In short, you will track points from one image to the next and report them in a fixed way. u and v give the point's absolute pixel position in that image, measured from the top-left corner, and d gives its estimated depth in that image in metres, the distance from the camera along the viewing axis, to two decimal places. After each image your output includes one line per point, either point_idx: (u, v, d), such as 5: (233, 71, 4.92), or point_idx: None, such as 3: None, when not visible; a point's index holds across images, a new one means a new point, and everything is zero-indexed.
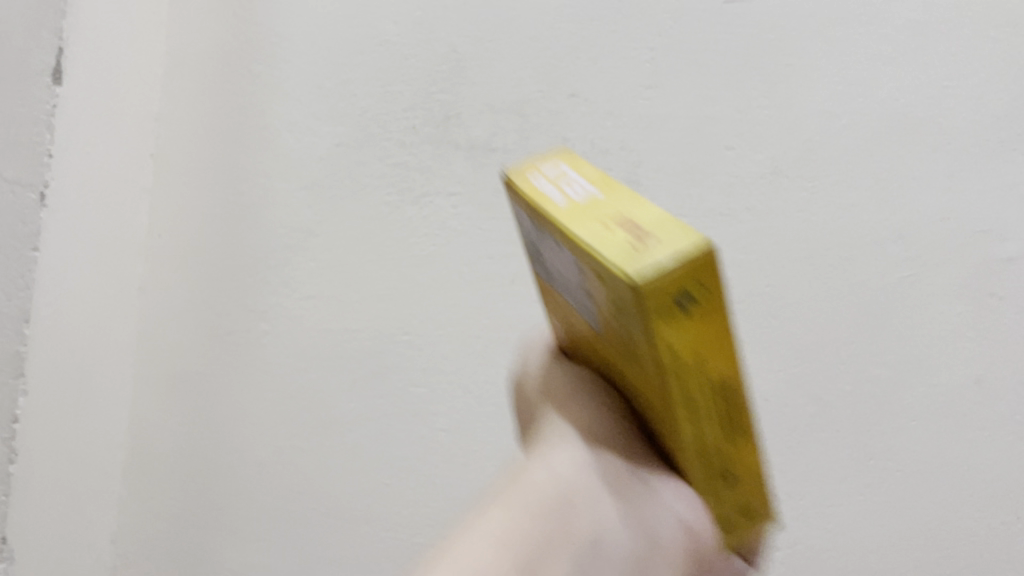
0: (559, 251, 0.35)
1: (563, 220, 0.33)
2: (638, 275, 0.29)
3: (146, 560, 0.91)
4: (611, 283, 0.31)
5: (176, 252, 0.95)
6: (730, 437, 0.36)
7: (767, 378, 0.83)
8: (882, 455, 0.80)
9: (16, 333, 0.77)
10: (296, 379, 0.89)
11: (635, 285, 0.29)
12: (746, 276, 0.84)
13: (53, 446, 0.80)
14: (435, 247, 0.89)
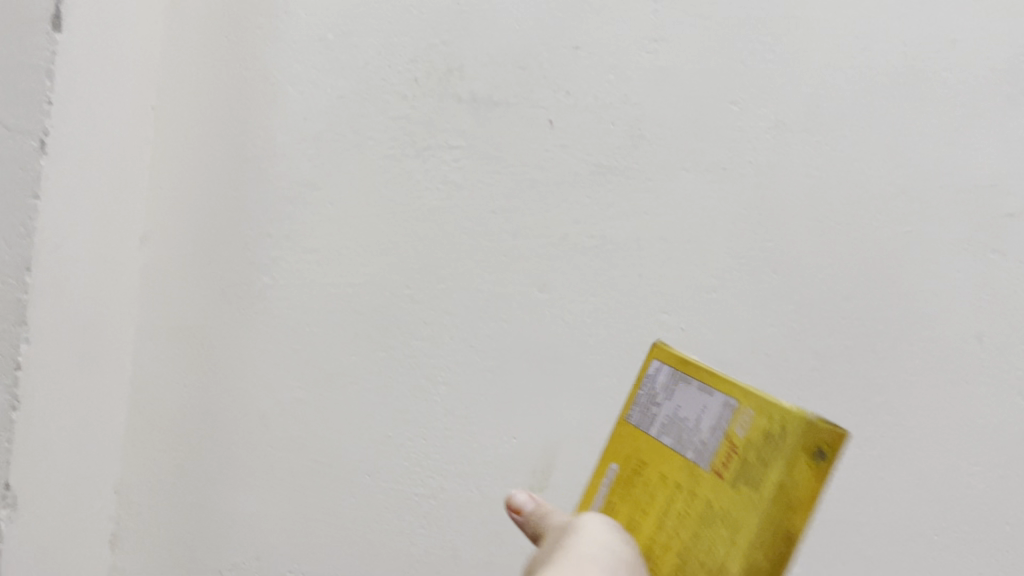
0: (715, 392, 0.46)
1: (738, 391, 0.45)
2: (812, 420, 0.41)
3: (151, 509, 0.92)
4: (773, 429, 0.42)
5: (178, 207, 0.94)
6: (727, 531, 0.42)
7: (768, 332, 0.83)
8: (883, 409, 0.81)
9: (18, 281, 0.76)
10: (298, 331, 0.90)
11: (810, 424, 0.41)
12: (748, 230, 0.84)
13: (57, 397, 0.81)
14: (436, 202, 0.89)
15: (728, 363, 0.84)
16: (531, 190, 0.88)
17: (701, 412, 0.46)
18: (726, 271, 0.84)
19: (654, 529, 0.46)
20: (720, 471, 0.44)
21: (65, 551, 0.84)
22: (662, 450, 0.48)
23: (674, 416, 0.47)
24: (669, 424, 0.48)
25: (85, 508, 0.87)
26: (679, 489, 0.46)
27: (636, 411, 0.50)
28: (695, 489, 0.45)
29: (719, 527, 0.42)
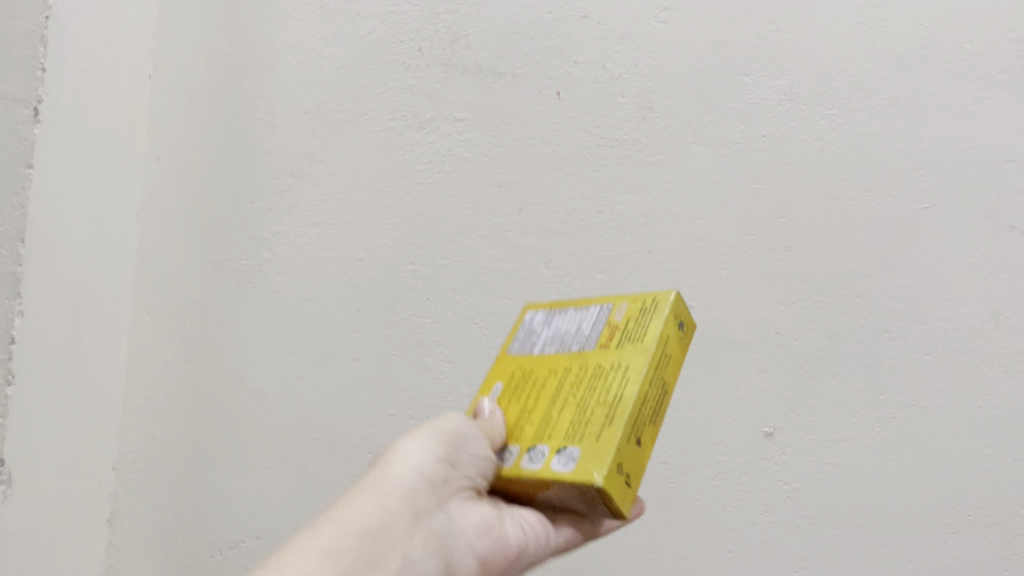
0: (591, 308, 0.54)
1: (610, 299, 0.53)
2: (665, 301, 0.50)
3: (145, 488, 0.90)
4: (636, 313, 0.51)
5: (175, 178, 0.93)
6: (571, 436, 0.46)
7: (779, 311, 0.81)
8: (895, 389, 0.79)
9: (10, 253, 0.74)
10: (297, 307, 0.88)
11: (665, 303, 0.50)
12: (760, 206, 0.82)
13: (53, 369, 0.79)
14: (439, 174, 0.87)
15: (739, 341, 0.82)
16: (537, 163, 0.86)
17: (578, 323, 0.54)
18: (737, 247, 0.82)
19: (540, 419, 0.49)
20: (606, 344, 0.50)
21: (61, 528, 0.82)
22: (552, 357, 0.52)
23: (554, 335, 0.54)
24: (555, 342, 0.53)
25: (78, 486, 0.85)
26: (565, 379, 0.50)
27: (519, 346, 0.56)
28: (580, 373, 0.50)
29: (599, 400, 0.47)
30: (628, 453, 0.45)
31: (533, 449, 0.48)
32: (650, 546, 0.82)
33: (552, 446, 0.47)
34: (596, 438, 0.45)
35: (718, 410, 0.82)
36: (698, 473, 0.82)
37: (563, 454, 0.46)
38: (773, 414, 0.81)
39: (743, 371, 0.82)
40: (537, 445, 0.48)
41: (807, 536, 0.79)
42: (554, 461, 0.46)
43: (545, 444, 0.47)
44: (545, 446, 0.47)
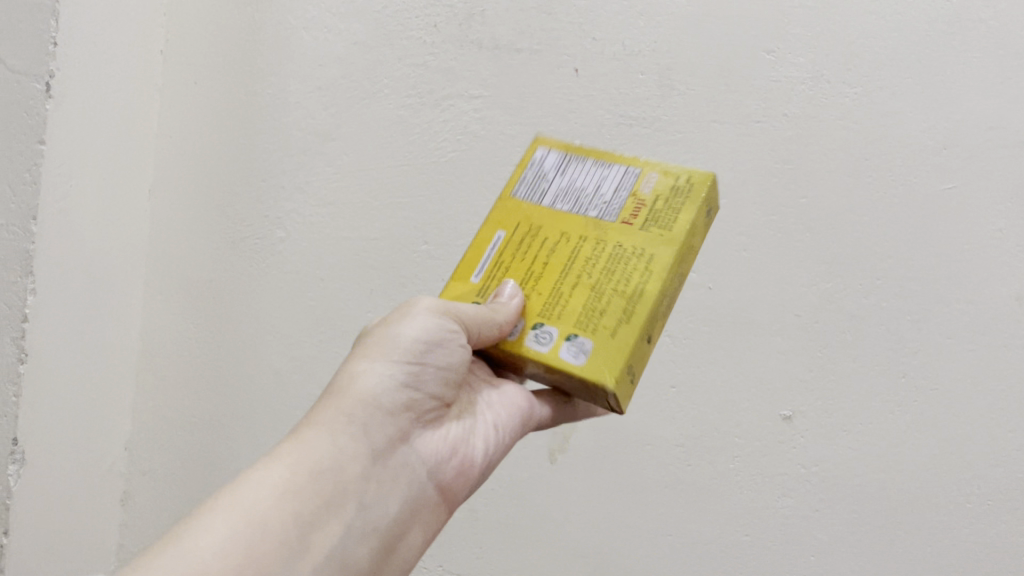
0: (614, 167, 0.53)
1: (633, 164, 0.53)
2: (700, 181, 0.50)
3: (158, 466, 0.90)
4: (667, 191, 0.51)
5: (186, 155, 0.92)
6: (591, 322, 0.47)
7: (799, 293, 0.80)
8: (915, 372, 0.78)
9: (23, 231, 0.73)
10: (310, 287, 0.87)
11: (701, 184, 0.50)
12: (781, 186, 0.81)
13: (66, 348, 0.78)
14: (454, 153, 0.86)
15: (758, 322, 0.81)
16: (554, 142, 0.84)
17: (598, 181, 0.53)
18: (756, 228, 0.81)
19: (548, 292, 0.49)
20: (630, 220, 0.50)
21: (75, 507, 0.82)
22: (564, 216, 0.52)
23: (568, 188, 0.53)
24: (569, 198, 0.52)
25: (91, 465, 0.84)
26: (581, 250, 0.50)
27: (524, 188, 0.54)
28: (597, 249, 0.50)
29: (616, 287, 0.48)
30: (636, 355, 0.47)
31: (538, 327, 0.48)
32: (666, 529, 0.82)
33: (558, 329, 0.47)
34: (610, 336, 0.46)
35: (736, 392, 0.81)
36: (716, 456, 0.81)
37: (574, 342, 0.47)
38: (792, 396, 0.80)
39: (762, 354, 0.81)
40: (541, 323, 0.48)
41: (826, 519, 0.79)
42: (562, 348, 0.47)
43: (551, 324, 0.48)
44: (552, 327, 0.48)
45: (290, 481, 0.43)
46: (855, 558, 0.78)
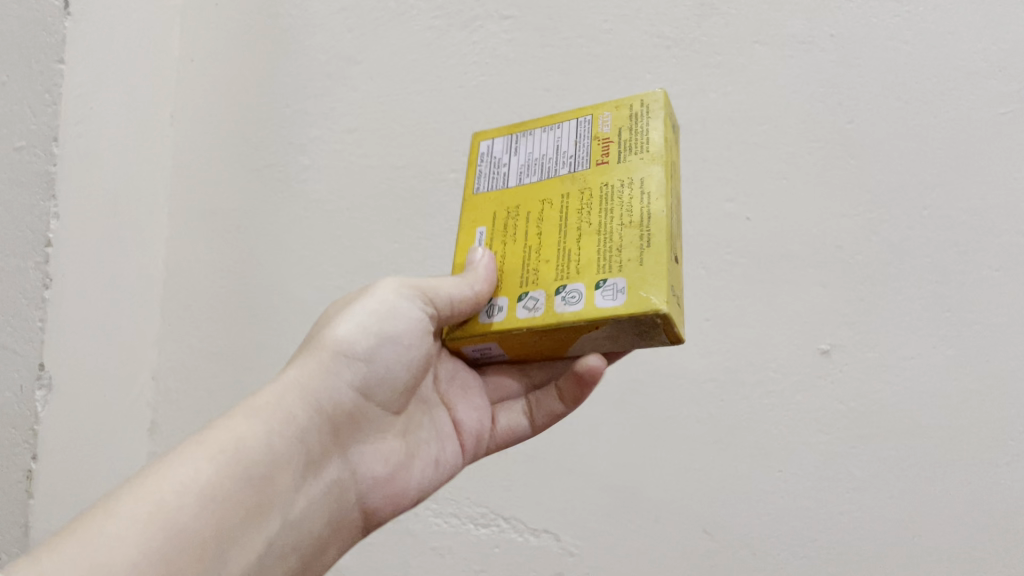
0: (563, 125, 0.56)
1: (582, 112, 0.55)
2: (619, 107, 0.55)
3: (183, 397, 0.89)
4: (612, 133, 0.54)
5: (207, 80, 0.90)
6: (616, 256, 0.48)
7: (840, 224, 0.78)
8: (962, 306, 0.75)
9: (45, 153, 0.72)
10: (335, 214, 0.85)
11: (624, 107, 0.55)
12: (822, 111, 0.79)
13: (93, 276, 0.77)
14: (483, 78, 0.84)
15: (797, 254, 0.79)
16: (587, 64, 0.82)
17: (554, 145, 0.55)
18: (797, 156, 0.79)
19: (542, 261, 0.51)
20: (600, 160, 0.52)
21: (100, 436, 0.81)
22: (540, 185, 0.54)
23: (530, 161, 0.56)
24: (536, 168, 0.55)
25: (115, 395, 0.84)
26: (568, 207, 0.52)
27: (484, 181, 0.56)
28: (584, 196, 0.52)
29: (623, 222, 0.49)
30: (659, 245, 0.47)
31: (563, 290, 0.49)
32: (698, 465, 0.80)
33: (587, 284, 0.48)
34: (639, 268, 0.47)
35: (774, 326, 0.79)
36: (750, 391, 0.79)
37: (606, 288, 0.47)
38: (831, 330, 0.78)
39: (800, 286, 0.78)
40: (566, 285, 0.49)
41: (862, 456, 0.76)
42: (597, 297, 0.47)
43: (580, 283, 0.48)
44: (577, 283, 0.49)
45: (235, 453, 0.45)
46: (893, 496, 0.75)
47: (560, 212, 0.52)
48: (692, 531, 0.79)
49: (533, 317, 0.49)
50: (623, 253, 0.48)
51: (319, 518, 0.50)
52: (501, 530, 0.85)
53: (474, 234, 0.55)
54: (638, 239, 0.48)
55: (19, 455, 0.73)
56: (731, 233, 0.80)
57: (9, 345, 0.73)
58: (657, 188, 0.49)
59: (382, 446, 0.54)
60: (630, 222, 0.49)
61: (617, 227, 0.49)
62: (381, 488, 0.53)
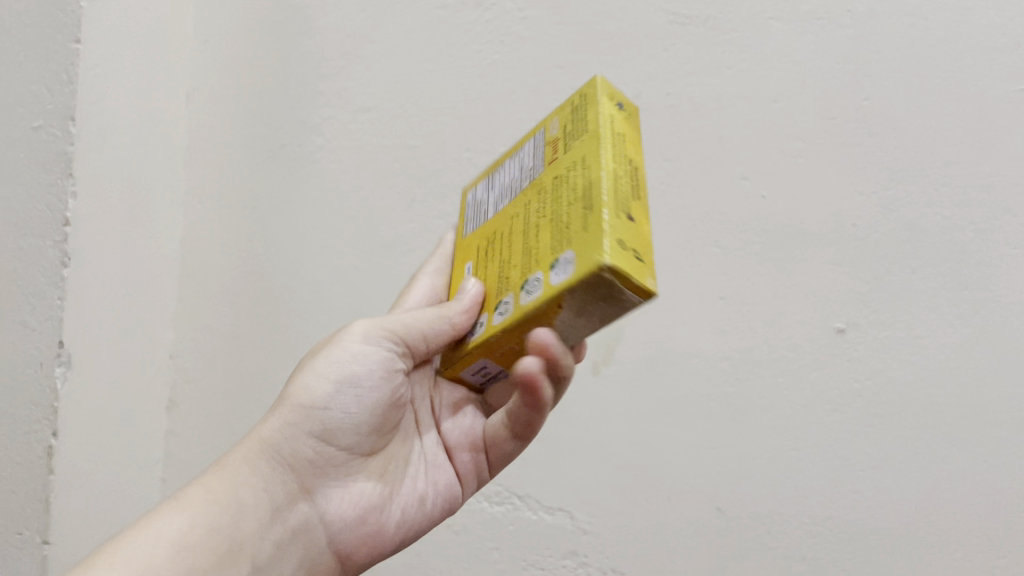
0: (524, 142, 0.54)
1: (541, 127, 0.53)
2: (572, 99, 0.51)
3: (202, 376, 0.90)
4: (565, 127, 0.50)
5: (221, 60, 0.90)
6: (566, 231, 0.44)
7: (857, 201, 0.77)
8: (979, 285, 0.75)
9: (63, 133, 0.72)
10: (349, 194, 0.86)
11: (574, 97, 0.51)
12: (840, 87, 0.78)
13: (110, 255, 0.78)
14: (497, 56, 0.84)
15: (813, 232, 0.78)
16: (603, 41, 0.82)
17: (519, 161, 0.53)
18: (813, 134, 0.78)
19: (516, 265, 0.48)
20: (554, 154, 0.49)
21: (117, 416, 0.82)
22: (512, 203, 0.52)
23: (502, 184, 0.54)
24: (507, 189, 0.53)
25: (133, 375, 0.85)
26: (529, 208, 0.49)
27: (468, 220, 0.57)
28: (543, 191, 0.48)
29: (568, 199, 0.45)
30: (603, 200, 0.42)
31: (528, 282, 0.45)
32: (712, 444, 0.80)
33: (544, 269, 0.44)
34: (581, 232, 0.42)
35: (789, 305, 0.79)
36: (765, 370, 0.79)
37: (557, 264, 0.43)
38: (847, 308, 0.77)
39: (817, 264, 0.78)
40: (529, 278, 0.46)
41: (878, 436, 0.76)
42: (551, 275, 0.43)
43: (538, 272, 0.45)
44: (537, 273, 0.45)
45: (198, 502, 0.50)
46: (904, 476, 0.76)
47: (522, 218, 0.49)
48: (705, 509, 0.80)
49: (502, 322, 0.47)
50: (572, 222, 0.43)
51: (289, 564, 0.52)
52: (516, 508, 0.86)
53: (465, 268, 0.56)
54: (583, 206, 0.43)
55: (38, 431, 0.74)
56: (747, 211, 0.80)
57: (30, 325, 0.74)
58: (591, 150, 0.45)
59: (356, 487, 0.56)
60: (575, 195, 0.44)
61: (567, 206, 0.45)
62: (356, 529, 0.55)
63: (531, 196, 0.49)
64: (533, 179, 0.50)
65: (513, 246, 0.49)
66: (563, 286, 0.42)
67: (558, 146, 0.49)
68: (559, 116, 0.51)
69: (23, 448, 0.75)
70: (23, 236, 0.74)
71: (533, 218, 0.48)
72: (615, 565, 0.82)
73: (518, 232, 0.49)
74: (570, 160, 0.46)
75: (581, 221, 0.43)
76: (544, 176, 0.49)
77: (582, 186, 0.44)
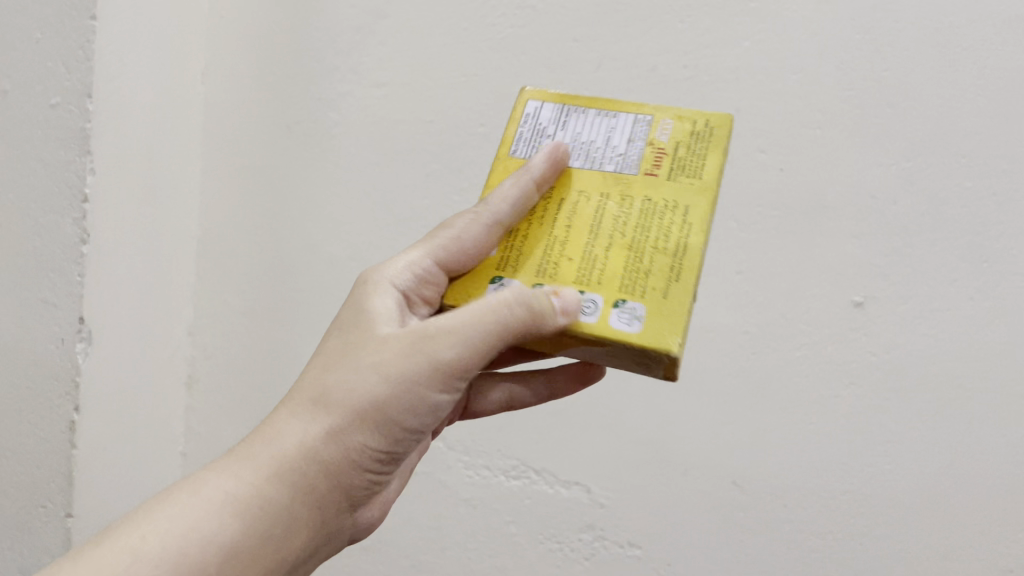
0: (621, 116, 0.54)
1: (644, 110, 0.54)
2: (678, 115, 0.54)
3: (221, 352, 0.91)
4: (668, 144, 0.52)
5: (237, 37, 0.90)
6: (640, 279, 0.47)
7: (876, 174, 0.76)
8: (998, 257, 0.74)
9: (79, 109, 0.72)
10: (365, 170, 0.86)
11: (680, 116, 0.54)
12: (859, 58, 0.77)
13: (128, 233, 0.79)
14: (512, 30, 0.84)
15: (831, 205, 0.78)
16: (618, 14, 0.82)
17: (608, 135, 0.54)
18: (832, 105, 0.77)
19: (570, 262, 0.49)
20: (653, 170, 0.51)
21: (137, 392, 0.83)
22: (579, 175, 0.52)
23: (576, 142, 0.54)
24: (579, 154, 0.53)
25: (154, 351, 0.85)
26: (606, 208, 0.51)
27: (523, 147, 0.55)
28: (623, 205, 0.50)
29: (657, 246, 0.48)
30: (689, 276, 0.47)
31: (580, 295, 0.47)
32: (727, 418, 0.81)
33: (605, 298, 0.47)
34: (661, 299, 0.46)
35: (807, 279, 0.78)
36: (782, 344, 0.79)
37: (623, 309, 0.46)
38: (865, 282, 0.77)
39: (835, 237, 0.78)
40: (583, 292, 0.47)
41: (895, 409, 0.77)
42: (611, 316, 0.46)
43: (597, 295, 0.47)
44: (595, 294, 0.47)
45: (237, 512, 0.43)
46: (923, 449, 0.76)
47: (596, 209, 0.51)
48: (722, 482, 0.81)
49: None
50: (654, 277, 0.47)
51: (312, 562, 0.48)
52: (532, 482, 0.86)
53: None
54: (669, 266, 0.47)
55: (61, 407, 0.75)
56: (765, 184, 0.79)
57: (51, 300, 0.75)
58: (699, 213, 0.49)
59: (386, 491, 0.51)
60: (664, 245, 0.48)
61: (650, 251, 0.48)
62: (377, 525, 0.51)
63: (607, 198, 0.51)
64: (613, 177, 0.52)
65: (570, 237, 0.50)
66: (630, 337, 0.45)
67: (656, 162, 0.52)
68: (660, 124, 0.53)
69: (46, 423, 0.76)
70: (42, 214, 0.75)
71: (605, 226, 0.50)
72: (631, 539, 0.83)
73: (580, 226, 0.50)
74: (667, 197, 0.50)
75: (664, 282, 0.47)
76: (631, 182, 0.51)
77: (673, 243, 0.48)
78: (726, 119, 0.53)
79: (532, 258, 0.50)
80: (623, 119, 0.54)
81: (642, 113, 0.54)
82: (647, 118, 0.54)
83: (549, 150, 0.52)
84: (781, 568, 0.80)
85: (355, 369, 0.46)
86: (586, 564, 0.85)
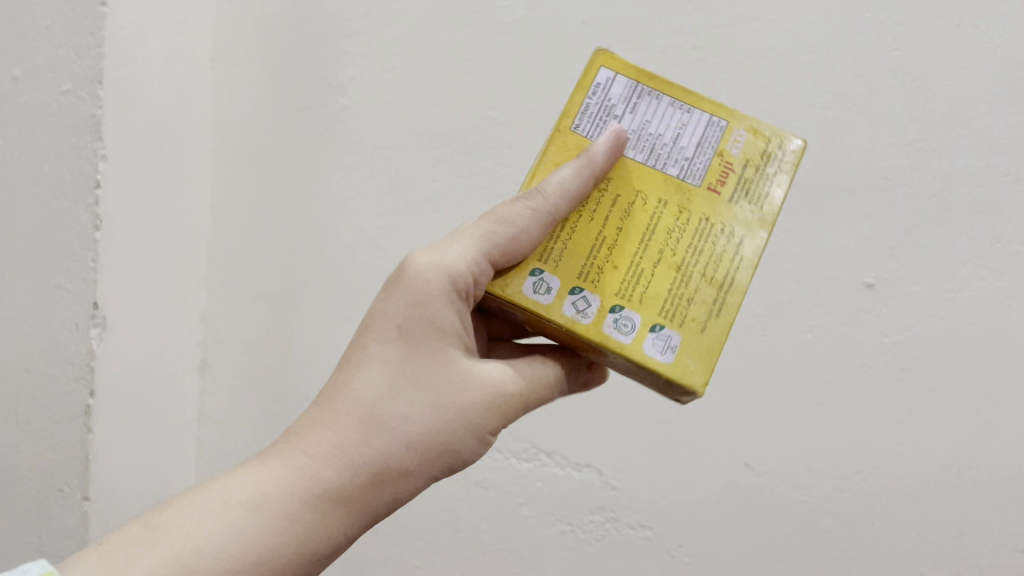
0: (694, 112, 0.54)
1: (720, 111, 0.54)
2: (749, 126, 0.54)
3: (234, 337, 0.91)
4: (733, 160, 0.53)
5: (246, 21, 0.90)
6: (677, 303, 0.51)
7: (888, 155, 0.76)
8: (1012, 238, 0.75)
9: (90, 95, 0.73)
10: (377, 155, 0.87)
11: (749, 129, 0.54)
12: (871, 38, 0.76)
13: (140, 218, 0.79)
14: (522, 13, 0.83)
15: (843, 186, 0.77)
16: None
17: (677, 130, 0.54)
18: (844, 86, 0.77)
19: (616, 268, 0.51)
20: (716, 187, 0.52)
21: (151, 376, 0.84)
22: (641, 169, 0.52)
23: (642, 130, 0.53)
24: (643, 142, 0.53)
25: (167, 335, 0.86)
26: (663, 216, 0.52)
27: (587, 122, 0.53)
28: (678, 218, 0.52)
29: (705, 274, 0.51)
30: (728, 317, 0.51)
31: (619, 312, 0.50)
32: (739, 400, 0.81)
33: (644, 320, 0.50)
34: (699, 333, 0.50)
35: (818, 260, 0.78)
36: (793, 325, 0.79)
37: (660, 336, 0.50)
38: (876, 263, 0.77)
39: (846, 218, 0.77)
40: (623, 308, 0.50)
41: (906, 390, 0.77)
42: (646, 341, 0.50)
43: (637, 314, 0.50)
44: (634, 314, 0.50)
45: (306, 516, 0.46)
46: (934, 429, 0.77)
47: (650, 218, 0.52)
48: (734, 464, 0.81)
49: (580, 323, 0.50)
50: (695, 307, 0.51)
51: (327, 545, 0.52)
52: (543, 464, 0.86)
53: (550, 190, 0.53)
54: (710, 297, 0.51)
55: (77, 391, 0.75)
56: None
57: (66, 286, 0.75)
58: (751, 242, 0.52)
59: None
60: (711, 279, 0.51)
61: (693, 279, 0.51)
62: None
63: (663, 204, 0.52)
64: (671, 181, 0.52)
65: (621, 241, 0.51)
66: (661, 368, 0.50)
67: (719, 180, 0.53)
68: (732, 138, 0.54)
69: (62, 407, 0.76)
70: (55, 199, 0.75)
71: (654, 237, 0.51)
72: (642, 520, 0.84)
73: (632, 232, 0.51)
74: (719, 221, 0.52)
75: (699, 313, 0.51)
76: (692, 194, 0.52)
77: (714, 274, 0.51)
78: (798, 149, 0.54)
79: (579, 255, 0.51)
80: (696, 117, 0.54)
81: (717, 116, 0.54)
82: (722, 125, 0.54)
83: (611, 138, 0.51)
84: (792, 548, 0.81)
85: (443, 417, 0.49)
86: (597, 546, 0.85)
